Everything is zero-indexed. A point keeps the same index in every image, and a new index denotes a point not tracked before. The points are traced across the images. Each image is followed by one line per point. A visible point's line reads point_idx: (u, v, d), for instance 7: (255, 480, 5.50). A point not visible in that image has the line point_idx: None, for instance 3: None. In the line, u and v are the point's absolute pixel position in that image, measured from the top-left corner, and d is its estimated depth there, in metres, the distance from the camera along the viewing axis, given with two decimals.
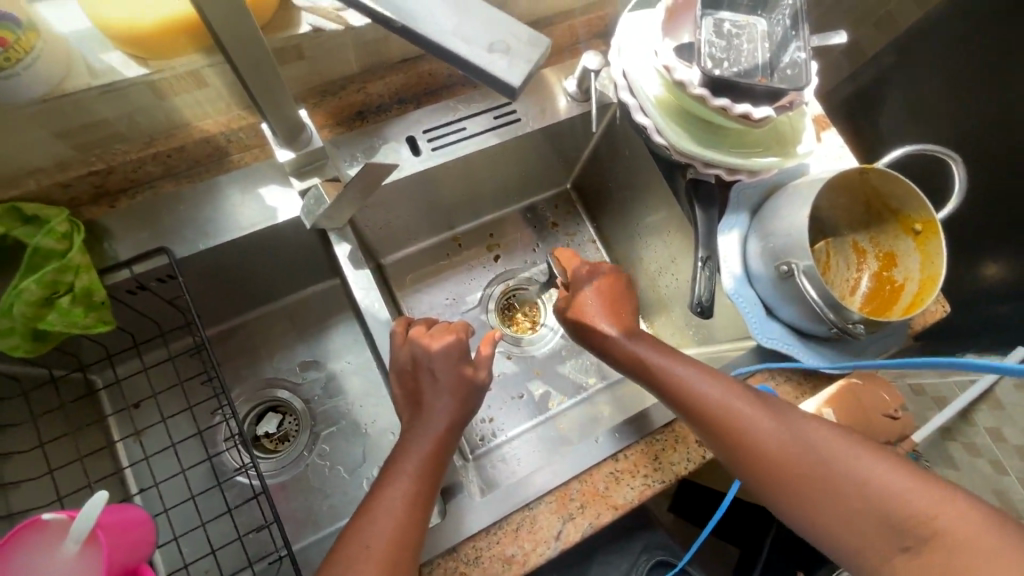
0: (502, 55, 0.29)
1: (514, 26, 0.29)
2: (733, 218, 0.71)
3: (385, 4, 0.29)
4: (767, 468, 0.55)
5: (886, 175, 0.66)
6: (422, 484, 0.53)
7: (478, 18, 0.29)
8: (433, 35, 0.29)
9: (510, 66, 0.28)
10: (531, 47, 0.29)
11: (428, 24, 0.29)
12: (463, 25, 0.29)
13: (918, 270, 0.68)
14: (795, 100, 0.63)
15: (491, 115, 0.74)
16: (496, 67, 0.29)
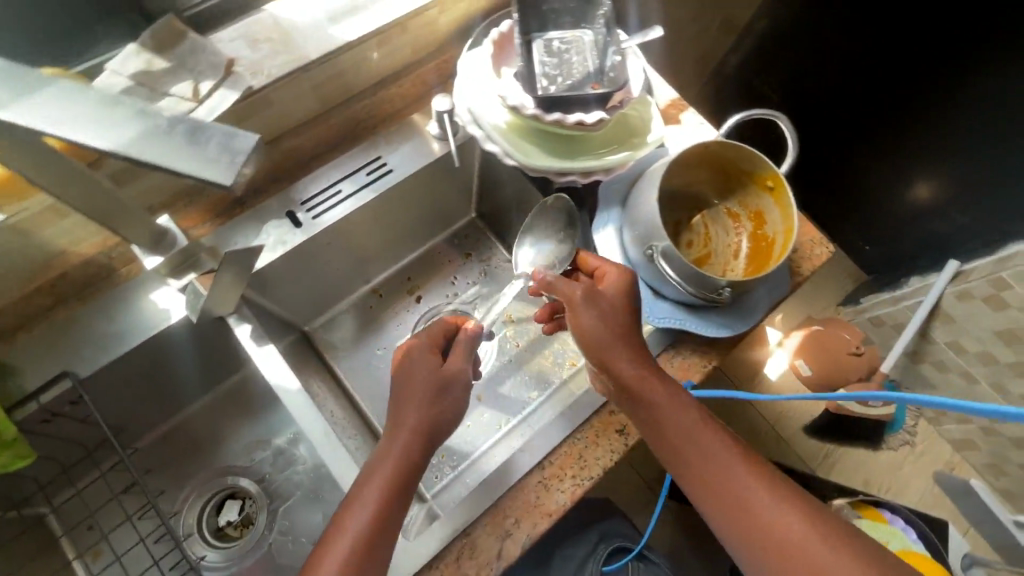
0: (212, 162, 0.34)
1: (220, 134, 0.35)
2: (605, 215, 0.75)
3: (105, 139, 0.34)
4: (730, 512, 0.55)
5: (727, 145, 0.72)
6: (380, 518, 0.55)
7: (192, 141, 0.34)
8: (156, 159, 0.34)
9: (222, 169, 0.34)
10: (238, 150, 0.34)
11: (148, 152, 0.34)
12: (178, 147, 0.34)
13: (782, 223, 0.72)
14: (624, 97, 0.69)
15: (363, 173, 0.78)
16: (212, 173, 0.34)
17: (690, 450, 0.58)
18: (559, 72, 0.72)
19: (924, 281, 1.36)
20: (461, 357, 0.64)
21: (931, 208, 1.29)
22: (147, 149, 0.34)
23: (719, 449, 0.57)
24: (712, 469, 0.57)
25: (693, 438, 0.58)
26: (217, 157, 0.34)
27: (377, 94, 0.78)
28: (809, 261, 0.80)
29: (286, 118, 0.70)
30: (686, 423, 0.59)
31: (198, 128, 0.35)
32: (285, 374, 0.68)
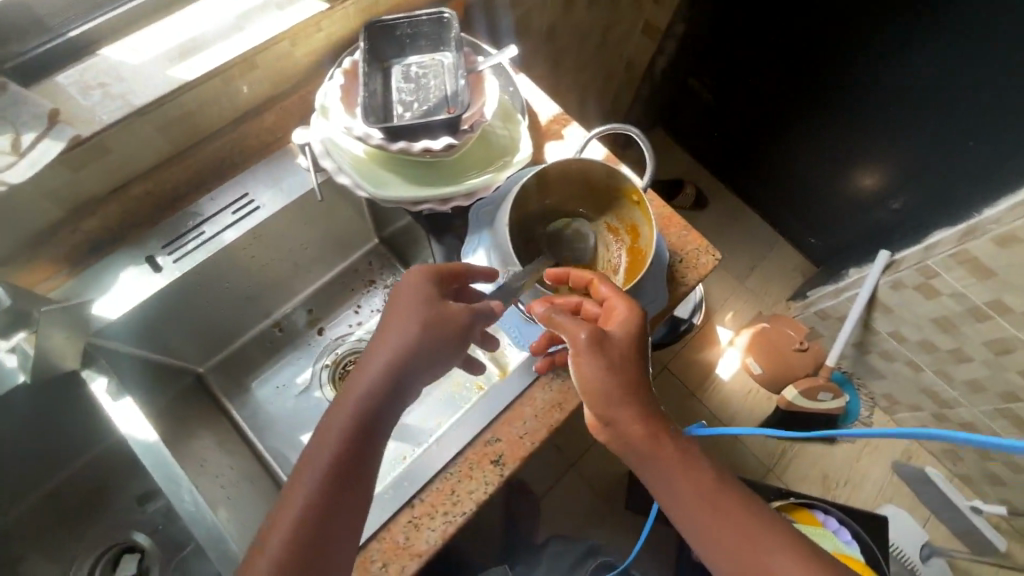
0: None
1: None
2: (475, 239, 0.73)
3: None
4: (729, 555, 0.53)
5: (588, 163, 0.70)
6: (319, 512, 0.52)
7: None
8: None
9: None
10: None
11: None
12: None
13: (652, 236, 0.71)
14: (474, 120, 0.68)
15: (230, 212, 0.76)
16: None
17: (694, 496, 0.54)
18: (416, 96, 0.72)
19: (860, 272, 1.37)
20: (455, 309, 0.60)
21: (874, 195, 1.36)
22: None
23: (716, 490, 0.55)
24: (714, 511, 0.54)
25: (693, 479, 0.55)
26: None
27: (241, 128, 0.76)
28: (694, 271, 0.78)
29: (133, 161, 0.68)
30: (684, 462, 0.55)
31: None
32: (139, 426, 0.65)
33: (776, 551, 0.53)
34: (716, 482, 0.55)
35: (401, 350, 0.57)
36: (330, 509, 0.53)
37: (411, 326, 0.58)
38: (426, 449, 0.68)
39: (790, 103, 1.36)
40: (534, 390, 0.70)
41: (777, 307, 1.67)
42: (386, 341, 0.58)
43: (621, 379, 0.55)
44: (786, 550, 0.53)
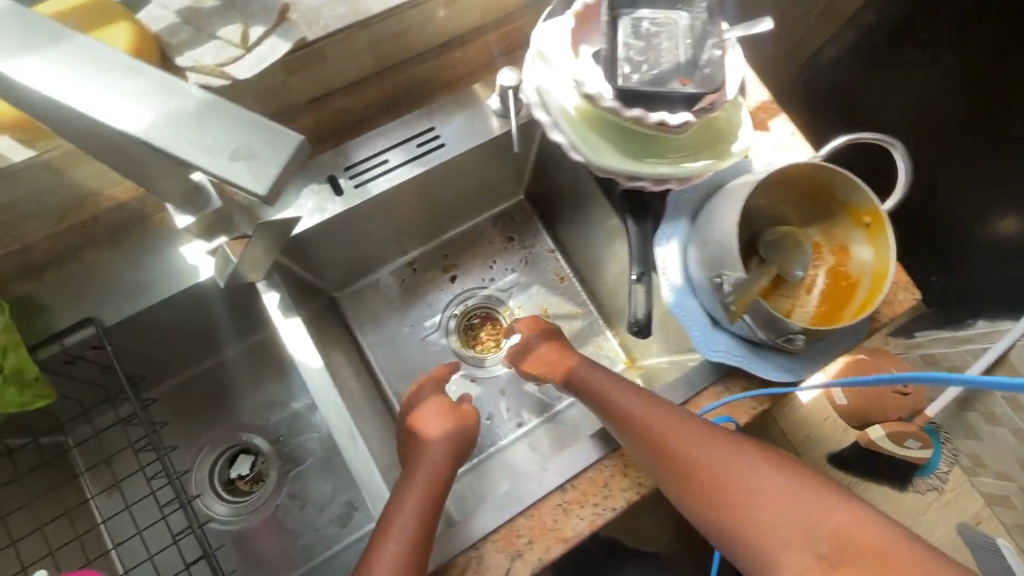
0: (245, 163, 0.30)
1: (261, 123, 0.31)
2: (671, 227, 0.67)
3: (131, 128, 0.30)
4: (723, 503, 0.57)
5: (826, 169, 0.62)
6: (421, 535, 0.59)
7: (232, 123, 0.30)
8: (188, 151, 0.30)
9: (254, 176, 0.29)
10: (282, 150, 0.30)
11: (184, 145, 0.30)
12: (219, 137, 0.30)
13: (871, 265, 0.64)
14: (716, 101, 0.59)
15: (413, 144, 0.72)
16: (240, 173, 0.30)
17: (678, 450, 0.59)
18: (645, 57, 0.60)
19: (994, 325, 0.98)
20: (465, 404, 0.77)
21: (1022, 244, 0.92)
22: (185, 138, 0.30)
23: (699, 443, 0.59)
24: (698, 461, 0.59)
25: (666, 434, 0.60)
26: (242, 150, 0.30)
27: (441, 57, 0.71)
28: (897, 306, 0.71)
29: (338, 74, 0.65)
30: (657, 421, 0.61)
31: (246, 117, 0.31)
32: (309, 351, 0.65)
33: (766, 482, 0.57)
34: (693, 434, 0.60)
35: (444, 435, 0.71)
36: (433, 522, 0.61)
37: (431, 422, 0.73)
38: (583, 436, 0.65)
39: None
40: (700, 398, 0.67)
41: None
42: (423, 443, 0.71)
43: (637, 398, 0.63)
44: (765, 474, 0.57)
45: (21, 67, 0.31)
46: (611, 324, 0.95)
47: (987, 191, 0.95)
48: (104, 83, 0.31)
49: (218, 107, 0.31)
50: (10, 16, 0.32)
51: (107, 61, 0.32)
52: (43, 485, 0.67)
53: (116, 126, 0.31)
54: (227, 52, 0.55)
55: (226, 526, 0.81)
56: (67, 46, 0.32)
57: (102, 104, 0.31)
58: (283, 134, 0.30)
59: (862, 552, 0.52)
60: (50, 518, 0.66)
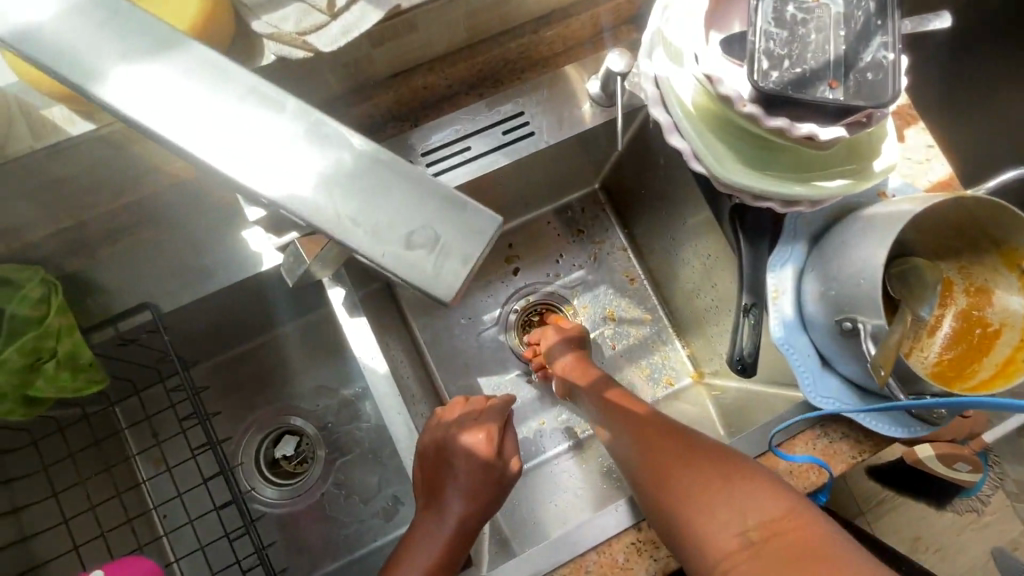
0: (429, 251, 0.26)
1: (446, 198, 0.26)
2: (787, 251, 0.59)
3: (269, 186, 0.26)
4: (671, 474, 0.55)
5: (992, 205, 0.52)
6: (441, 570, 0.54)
7: (408, 202, 0.26)
8: (351, 225, 0.26)
9: (437, 270, 0.26)
10: (476, 235, 0.26)
11: (345, 220, 0.26)
12: (397, 211, 0.26)
13: (1019, 316, 0.56)
14: (875, 113, 0.50)
15: (500, 130, 0.63)
16: (420, 266, 0.26)
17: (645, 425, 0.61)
18: (792, 52, 0.50)
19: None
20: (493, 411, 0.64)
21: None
22: (355, 211, 0.26)
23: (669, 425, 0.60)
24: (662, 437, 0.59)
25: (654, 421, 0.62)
26: (429, 228, 0.26)
27: (541, 31, 0.62)
28: None
29: (427, 46, 0.57)
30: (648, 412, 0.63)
31: (420, 186, 0.26)
32: (375, 355, 0.60)
33: (724, 467, 0.53)
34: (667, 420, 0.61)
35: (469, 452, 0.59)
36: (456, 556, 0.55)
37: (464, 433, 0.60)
38: None
39: None
40: (794, 442, 0.61)
41: None
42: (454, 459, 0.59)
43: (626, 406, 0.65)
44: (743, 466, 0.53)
45: (138, 83, 0.26)
46: (680, 333, 0.88)
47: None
48: (236, 122, 0.26)
49: (388, 170, 0.26)
50: (96, 11, 0.26)
51: (237, 91, 0.26)
52: (95, 465, 0.65)
53: (244, 177, 0.26)
54: (311, 18, 0.48)
55: (272, 508, 0.80)
56: (189, 67, 0.26)
57: (238, 150, 0.26)
58: (478, 213, 0.27)
59: (806, 552, 0.46)
60: (102, 499, 0.64)
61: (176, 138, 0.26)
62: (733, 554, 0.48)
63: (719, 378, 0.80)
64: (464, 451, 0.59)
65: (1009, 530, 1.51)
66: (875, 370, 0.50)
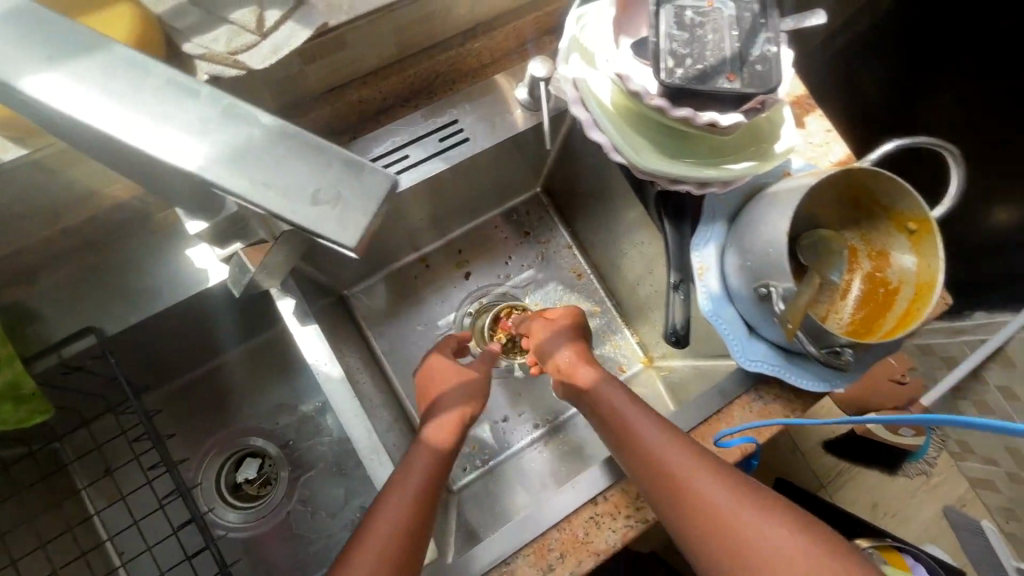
0: (332, 208, 0.28)
1: (347, 163, 0.29)
2: (708, 231, 0.64)
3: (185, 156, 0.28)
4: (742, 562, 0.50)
5: (875, 175, 0.60)
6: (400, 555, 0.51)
7: (311, 167, 0.28)
8: (259, 187, 0.28)
9: (338, 224, 0.28)
10: (373, 197, 0.29)
11: (256, 184, 0.28)
12: (302, 176, 0.28)
13: (914, 273, 0.62)
14: (767, 100, 0.55)
15: (436, 138, 0.67)
16: (324, 221, 0.28)
17: (686, 485, 0.54)
18: (691, 51, 0.56)
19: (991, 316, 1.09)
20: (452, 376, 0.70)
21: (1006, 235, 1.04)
22: (262, 177, 0.28)
23: (714, 487, 0.53)
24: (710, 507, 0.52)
25: (695, 477, 0.54)
26: (332, 189, 0.28)
27: (467, 43, 0.66)
28: (933, 310, 0.69)
29: (359, 62, 0.60)
30: (676, 454, 0.56)
31: (319, 154, 0.29)
32: (328, 360, 0.61)
33: (774, 528, 0.50)
34: (706, 471, 0.54)
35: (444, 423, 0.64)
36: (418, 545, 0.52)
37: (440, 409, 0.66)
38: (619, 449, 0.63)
39: None
40: (733, 407, 0.65)
41: None
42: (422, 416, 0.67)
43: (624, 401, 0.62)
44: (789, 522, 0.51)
45: (60, 83, 0.28)
46: (629, 322, 0.92)
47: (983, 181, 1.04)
48: (156, 111, 0.28)
49: (293, 142, 0.29)
50: (20, 32, 0.28)
51: (158, 82, 0.28)
52: (44, 501, 0.63)
53: (165, 153, 0.28)
54: (241, 38, 0.50)
55: (237, 533, 0.78)
56: (111, 61, 0.28)
57: (161, 133, 0.28)
58: (373, 174, 0.29)
59: None
60: (53, 535, 0.62)
61: (98, 124, 0.28)
62: None
63: (665, 359, 0.85)
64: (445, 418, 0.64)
65: (955, 487, 1.56)
66: (782, 325, 0.55)
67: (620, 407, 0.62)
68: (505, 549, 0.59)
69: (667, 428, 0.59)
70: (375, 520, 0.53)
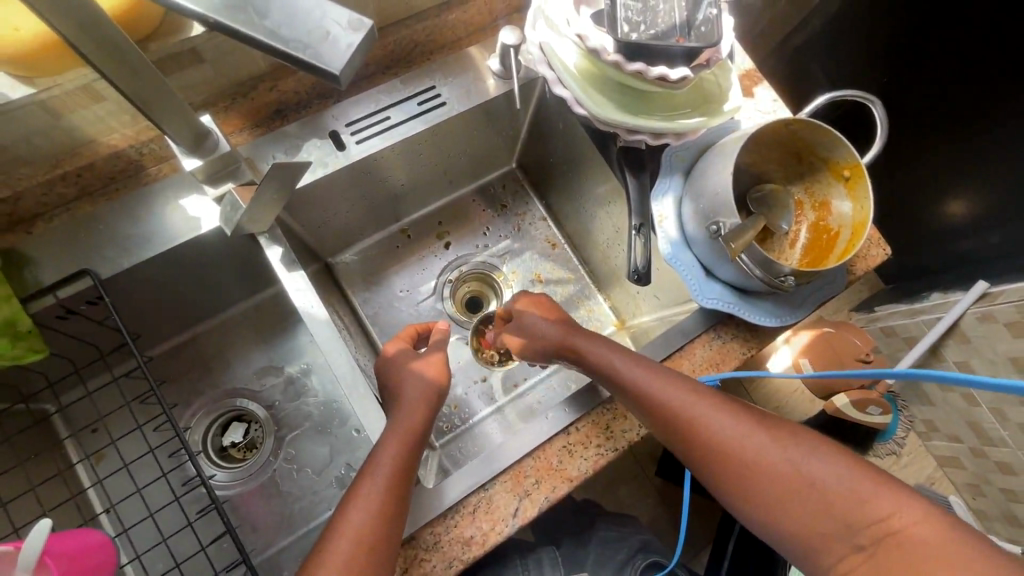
0: (321, 40, 0.29)
1: (332, 7, 0.29)
2: (666, 182, 0.70)
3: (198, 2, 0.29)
4: (747, 488, 0.56)
5: (813, 126, 0.67)
6: (372, 550, 0.53)
7: (300, 5, 0.29)
8: (256, 30, 0.29)
9: (325, 55, 0.29)
10: (354, 32, 0.29)
11: (257, 26, 0.29)
12: (288, 18, 0.29)
13: (850, 217, 0.69)
14: (711, 57, 0.63)
15: (414, 102, 0.72)
16: (312, 53, 0.29)
17: (694, 429, 0.58)
18: (644, 18, 0.62)
19: (945, 297, 1.19)
20: (397, 345, 0.74)
21: (964, 225, 1.16)
22: (256, 15, 0.29)
23: (718, 424, 0.58)
24: (716, 444, 0.58)
25: (699, 417, 0.59)
26: (320, 34, 0.29)
27: (443, 17, 0.72)
28: (872, 256, 0.76)
29: None
30: (677, 401, 0.59)
31: None
32: (314, 301, 0.65)
33: (780, 457, 0.55)
34: (711, 410, 0.59)
35: (423, 381, 0.69)
36: (387, 527, 0.54)
37: (414, 359, 0.71)
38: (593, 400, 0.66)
39: (967, 61, 1.01)
40: (694, 345, 0.71)
41: (839, 314, 1.52)
42: (394, 384, 0.70)
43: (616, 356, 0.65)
44: (791, 448, 0.56)
45: None
46: (602, 289, 0.98)
47: (945, 177, 1.15)
48: None
49: None
50: None
51: None
52: (33, 448, 0.65)
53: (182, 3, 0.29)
54: None
55: (222, 490, 0.80)
56: None
57: None
58: (355, 15, 0.29)
59: (897, 548, 0.49)
60: (41, 479, 0.63)
61: None
62: (808, 534, 0.53)
63: (634, 317, 0.90)
64: (414, 372, 0.69)
65: (925, 465, 1.52)
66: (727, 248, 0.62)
67: (615, 363, 0.64)
68: (478, 479, 0.62)
69: (668, 375, 0.61)
70: (356, 495, 0.56)
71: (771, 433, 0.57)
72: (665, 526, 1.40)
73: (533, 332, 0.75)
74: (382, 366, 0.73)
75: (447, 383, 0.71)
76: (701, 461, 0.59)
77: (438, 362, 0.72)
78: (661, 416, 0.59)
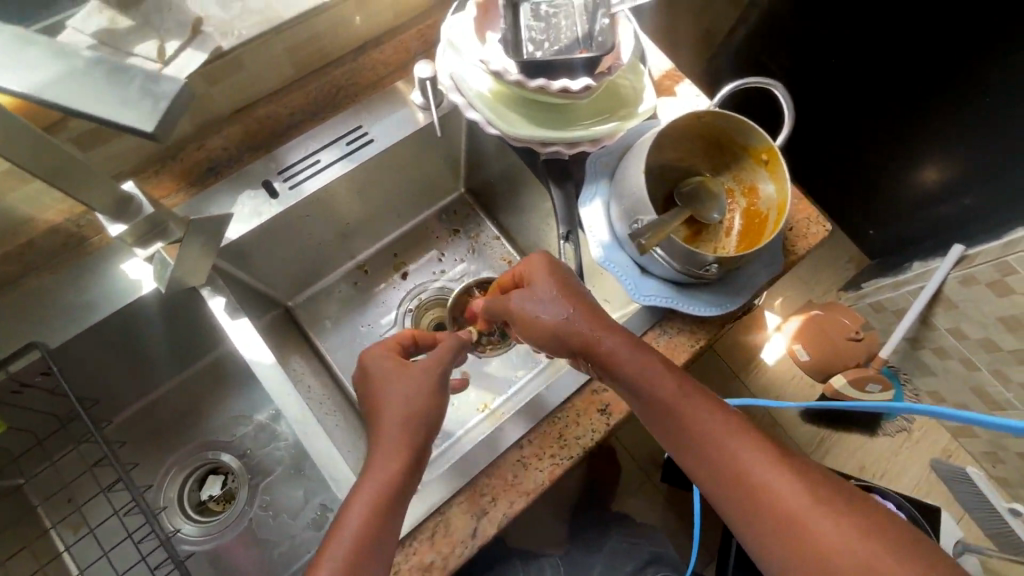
0: (148, 102, 0.39)
1: (148, 78, 0.40)
2: (593, 188, 0.72)
3: (41, 92, 0.40)
4: (811, 571, 0.50)
5: (722, 115, 0.68)
6: None
7: (122, 84, 0.40)
8: (94, 101, 0.40)
9: (143, 115, 0.39)
10: (167, 94, 0.39)
11: (86, 100, 0.40)
12: (117, 91, 0.40)
13: (776, 198, 0.70)
14: (612, 65, 0.65)
15: (343, 143, 0.75)
16: (134, 114, 0.39)
17: (752, 487, 0.54)
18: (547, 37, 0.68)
19: (926, 266, 1.21)
20: (379, 356, 0.64)
21: (938, 189, 1.17)
22: (91, 92, 0.40)
23: (782, 487, 0.53)
24: (779, 509, 0.52)
25: (759, 476, 0.54)
26: (143, 101, 0.39)
27: (359, 59, 0.75)
28: (810, 235, 0.78)
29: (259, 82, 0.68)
30: (735, 454, 0.55)
31: (124, 70, 0.41)
32: (260, 348, 0.66)
33: (854, 538, 0.49)
34: (773, 469, 0.54)
35: (406, 400, 0.60)
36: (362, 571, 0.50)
37: (393, 383, 0.61)
38: (541, 406, 0.67)
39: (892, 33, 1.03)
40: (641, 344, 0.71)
41: (827, 295, 1.51)
42: (377, 395, 0.61)
43: (664, 386, 0.58)
44: (868, 534, 0.49)
45: None
46: None
47: (914, 143, 1.15)
48: (26, 66, 0.41)
49: (102, 70, 0.41)
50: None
51: (29, 51, 0.41)
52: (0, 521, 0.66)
53: (23, 90, 0.40)
54: None
55: (189, 546, 0.79)
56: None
57: (20, 75, 0.41)
58: (161, 83, 0.40)
59: None
60: (9, 552, 0.65)
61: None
62: None
63: None
64: (395, 394, 0.60)
65: (938, 438, 1.48)
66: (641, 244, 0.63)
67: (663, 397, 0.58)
68: (433, 503, 0.62)
69: (726, 422, 0.57)
70: (335, 535, 0.52)
71: (844, 511, 0.51)
72: (675, 534, 1.37)
73: (540, 308, 0.64)
74: (362, 380, 0.64)
75: (439, 392, 0.62)
76: (755, 525, 0.53)
77: (420, 372, 0.62)
78: (716, 467, 0.56)
